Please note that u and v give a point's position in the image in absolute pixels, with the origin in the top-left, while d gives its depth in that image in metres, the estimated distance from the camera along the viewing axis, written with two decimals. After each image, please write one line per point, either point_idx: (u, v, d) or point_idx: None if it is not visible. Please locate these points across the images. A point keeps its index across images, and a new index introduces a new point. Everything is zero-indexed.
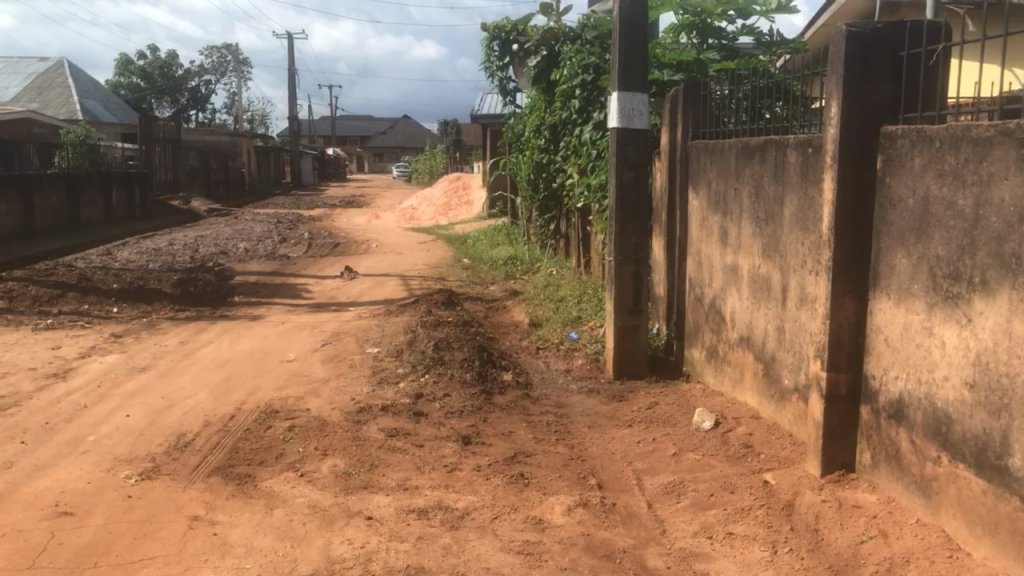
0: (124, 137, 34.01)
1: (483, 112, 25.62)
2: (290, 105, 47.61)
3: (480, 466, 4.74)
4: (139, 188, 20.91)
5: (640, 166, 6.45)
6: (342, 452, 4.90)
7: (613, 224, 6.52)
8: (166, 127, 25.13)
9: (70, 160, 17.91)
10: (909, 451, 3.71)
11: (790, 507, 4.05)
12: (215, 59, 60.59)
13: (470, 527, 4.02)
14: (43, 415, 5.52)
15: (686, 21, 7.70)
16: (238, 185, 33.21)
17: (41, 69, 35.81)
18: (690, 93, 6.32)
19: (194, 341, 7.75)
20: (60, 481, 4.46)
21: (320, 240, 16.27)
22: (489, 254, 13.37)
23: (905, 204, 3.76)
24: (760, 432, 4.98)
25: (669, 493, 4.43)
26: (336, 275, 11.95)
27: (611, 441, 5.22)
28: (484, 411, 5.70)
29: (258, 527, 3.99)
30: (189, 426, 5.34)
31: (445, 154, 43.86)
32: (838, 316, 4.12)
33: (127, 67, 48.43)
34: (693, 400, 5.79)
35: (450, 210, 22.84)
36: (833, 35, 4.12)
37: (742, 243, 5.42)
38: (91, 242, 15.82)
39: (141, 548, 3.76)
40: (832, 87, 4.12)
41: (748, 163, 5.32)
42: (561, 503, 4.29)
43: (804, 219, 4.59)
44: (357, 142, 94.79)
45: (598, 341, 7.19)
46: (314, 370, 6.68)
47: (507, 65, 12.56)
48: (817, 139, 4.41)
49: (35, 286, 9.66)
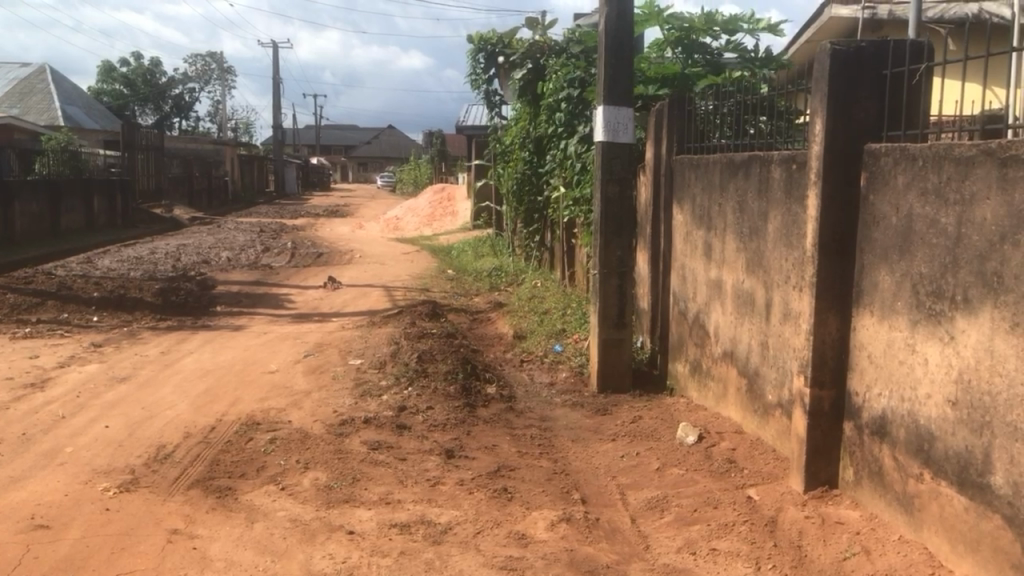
0: (106, 144, 33.73)
1: (469, 123, 25.57)
2: (275, 115, 47.51)
3: (463, 480, 4.71)
4: (120, 195, 20.79)
5: (625, 181, 6.48)
6: (324, 465, 4.86)
7: (598, 237, 6.51)
8: (149, 134, 25.01)
9: (53, 166, 17.73)
10: (892, 468, 3.73)
11: (773, 523, 4.05)
12: (199, 67, 60.37)
13: (452, 541, 3.99)
14: (20, 426, 5.45)
15: (672, 36, 7.75)
16: (221, 193, 33.04)
17: (23, 75, 35.52)
18: (675, 108, 6.35)
19: (176, 351, 7.69)
20: (37, 494, 4.39)
21: (304, 250, 16.23)
22: (473, 266, 13.34)
23: (888, 221, 3.78)
24: (743, 447, 4.99)
25: (653, 507, 4.42)
26: (319, 286, 11.90)
27: (594, 455, 5.21)
28: (468, 425, 5.67)
29: (238, 541, 3.95)
30: (169, 438, 5.28)
31: (430, 164, 43.78)
32: (822, 332, 4.13)
33: (110, 74, 48.07)
34: (677, 415, 5.78)
35: (435, 220, 22.81)
36: (817, 54, 4.15)
37: (727, 258, 5.44)
38: (72, 250, 15.67)
39: (117, 563, 3.70)
40: (816, 105, 4.15)
41: (733, 179, 5.34)
42: (545, 518, 4.27)
43: (788, 234, 4.61)
44: (341, 152, 94.65)
45: (582, 355, 7.18)
46: (296, 381, 6.63)
47: (493, 77, 12.61)
48: (801, 155, 4.44)
49: (15, 294, 9.56)
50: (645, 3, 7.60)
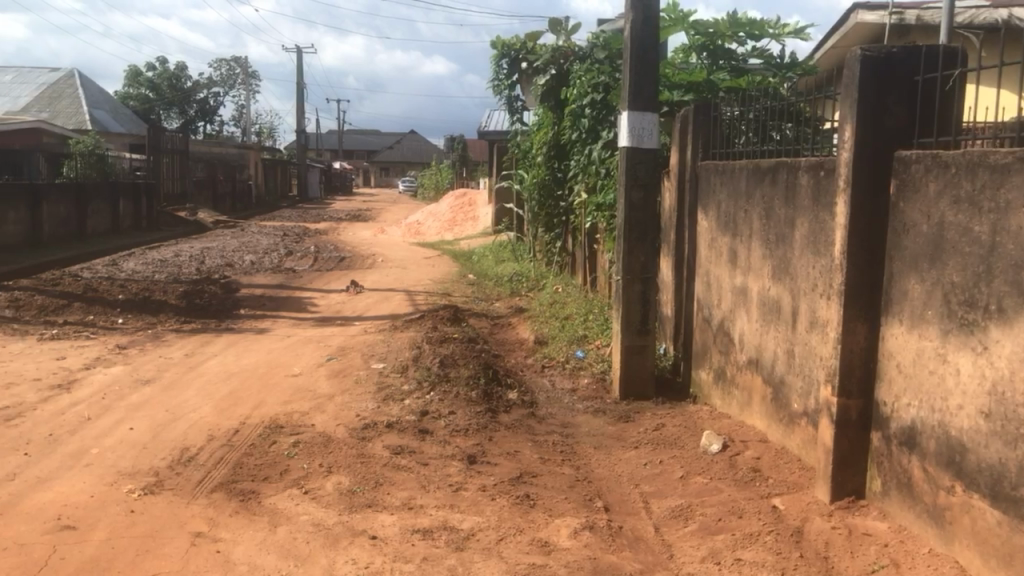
0: (132, 147, 34.07)
1: (491, 127, 25.61)
2: (298, 118, 47.77)
3: (486, 486, 4.69)
4: (146, 198, 20.99)
5: (649, 186, 6.43)
6: (346, 469, 4.87)
7: (622, 242, 6.47)
8: (174, 139, 25.26)
9: (79, 169, 18.09)
10: (921, 480, 3.67)
11: (799, 534, 4.01)
12: (224, 71, 60.88)
13: (475, 548, 3.97)
14: (48, 427, 5.50)
15: (697, 41, 7.72)
16: (244, 197, 33.35)
17: (51, 79, 35.93)
18: (700, 113, 6.30)
19: (200, 353, 7.74)
20: (63, 495, 4.42)
21: (327, 254, 16.30)
22: (494, 270, 13.39)
23: (919, 229, 3.73)
24: (768, 456, 4.94)
25: (678, 516, 4.38)
26: (342, 288, 12.01)
27: (617, 463, 5.18)
28: (490, 430, 5.65)
29: (262, 544, 3.96)
30: (193, 440, 5.31)
31: (451, 170, 44.07)
32: (850, 340, 4.08)
33: (136, 78, 48.61)
34: (700, 423, 5.74)
35: (456, 225, 22.89)
36: (847, 59, 4.09)
37: (753, 265, 5.39)
38: (97, 252, 15.83)
39: (143, 565, 3.72)
40: (846, 111, 4.10)
41: (759, 185, 5.30)
42: (568, 525, 4.24)
43: (816, 242, 4.56)
44: (363, 156, 95.25)
45: (605, 361, 7.14)
46: (319, 385, 6.64)
47: (516, 83, 12.64)
48: (829, 162, 4.39)
49: (42, 295, 9.68)
50: (671, 8, 7.57)
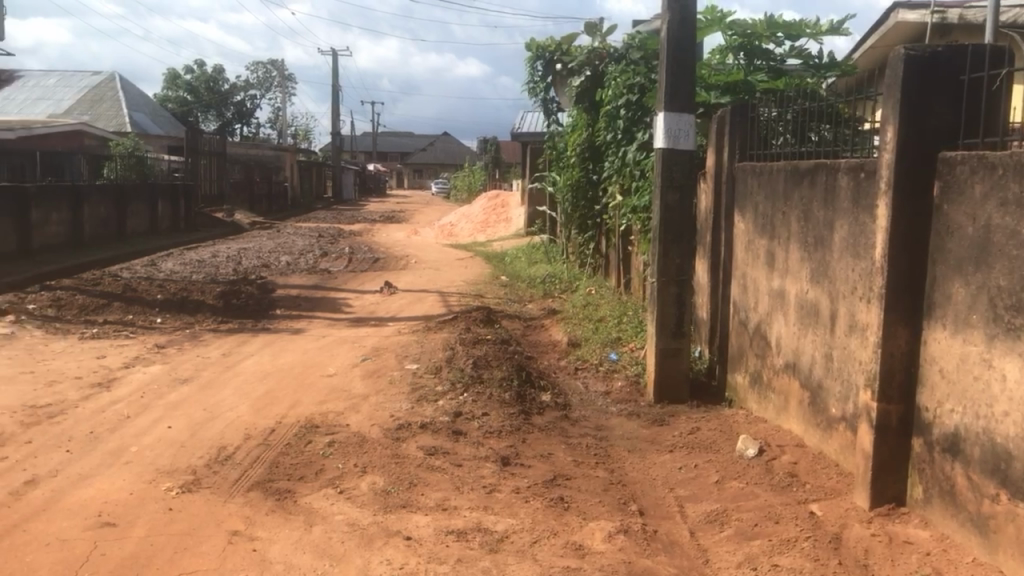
0: (171, 149, 34.56)
1: (524, 129, 25.61)
2: (332, 121, 48.16)
3: (519, 488, 4.69)
4: (184, 200, 21.29)
5: (685, 187, 6.38)
6: (381, 469, 4.89)
7: (657, 244, 6.43)
8: (212, 141, 25.59)
9: (119, 171, 18.42)
10: (964, 487, 3.59)
11: (838, 540, 3.94)
12: (260, 74, 61.60)
13: (509, 550, 3.97)
14: (89, 424, 5.59)
15: (734, 42, 7.64)
16: (280, 198, 33.68)
17: (93, 82, 36.59)
18: (737, 114, 6.25)
19: (237, 353, 7.82)
20: (104, 492, 4.49)
21: (361, 255, 16.41)
22: (527, 271, 13.38)
23: (964, 232, 3.66)
24: (805, 461, 4.87)
25: (713, 521, 4.34)
26: (376, 289, 12.07)
27: (652, 466, 5.14)
28: (523, 432, 5.64)
29: (298, 543, 3.98)
30: (231, 439, 5.37)
31: (484, 172, 44.16)
32: (891, 345, 4.02)
33: (175, 81, 49.37)
34: (736, 426, 5.68)
35: (489, 226, 22.91)
36: (891, 59, 4.03)
37: (790, 267, 5.32)
38: (137, 252, 16.07)
39: (181, 562, 3.76)
40: (888, 112, 4.04)
41: (797, 187, 5.24)
42: (602, 529, 4.22)
43: (855, 245, 4.49)
44: (397, 158, 95.79)
45: (639, 364, 7.10)
46: (353, 385, 6.68)
47: (550, 85, 12.65)
48: (870, 163, 4.33)
49: (83, 294, 9.85)
50: (707, 9, 7.51)
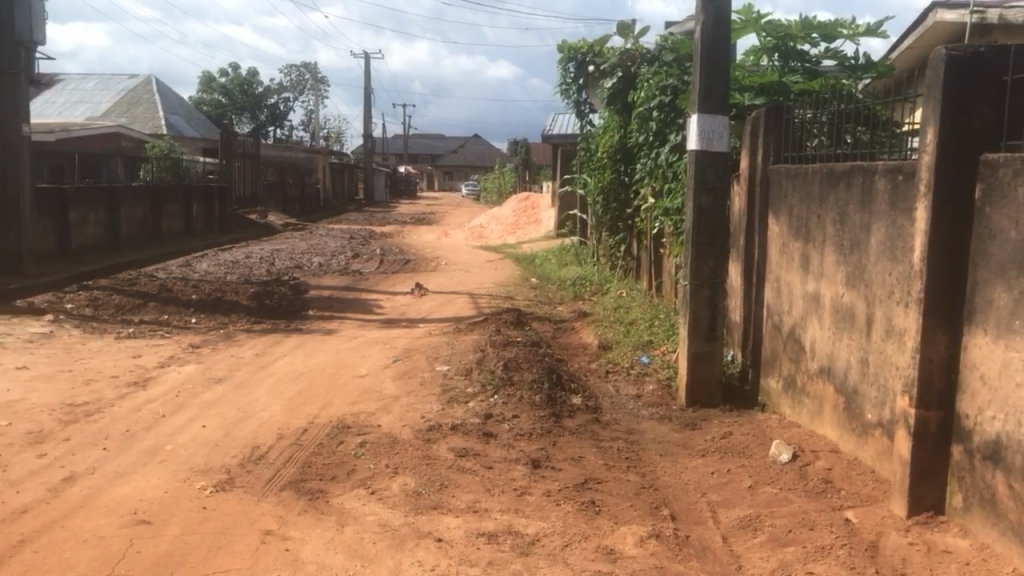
0: (205, 151, 34.99)
1: (556, 130, 25.59)
2: (364, 123, 48.46)
3: (550, 491, 4.67)
4: (218, 202, 21.53)
5: (718, 190, 6.33)
6: (412, 471, 4.89)
7: (690, 247, 6.38)
8: (246, 143, 25.87)
9: (155, 173, 18.38)
10: (1006, 496, 3.52)
11: (874, 548, 3.88)
12: (294, 77, 62.18)
13: (540, 554, 3.95)
14: (125, 423, 5.66)
15: (768, 43, 7.57)
16: (312, 200, 33.95)
17: (130, 85, 37.16)
18: (771, 116, 6.18)
19: (270, 353, 7.89)
20: (140, 490, 4.54)
21: (392, 257, 16.48)
22: (557, 273, 13.35)
23: (1006, 236, 3.59)
24: (840, 467, 4.80)
25: (746, 527, 4.29)
26: (407, 291, 12.11)
27: (684, 471, 5.10)
28: (554, 435, 5.63)
29: (330, 543, 4.00)
30: (264, 438, 5.41)
31: (515, 174, 44.16)
32: (930, 350, 3.95)
33: (210, 84, 50.02)
34: (769, 431, 5.62)
35: (519, 228, 22.91)
36: (931, 59, 3.96)
37: (825, 271, 5.25)
38: (172, 253, 16.28)
39: (215, 561, 3.79)
40: (928, 113, 3.97)
41: (833, 190, 5.17)
42: (634, 533, 4.19)
43: (893, 248, 4.42)
44: (428, 160, 96.20)
45: (670, 367, 7.05)
46: (385, 386, 6.70)
47: (582, 86, 12.65)
48: (909, 166, 4.26)
49: (119, 294, 9.99)
50: (741, 10, 7.45)
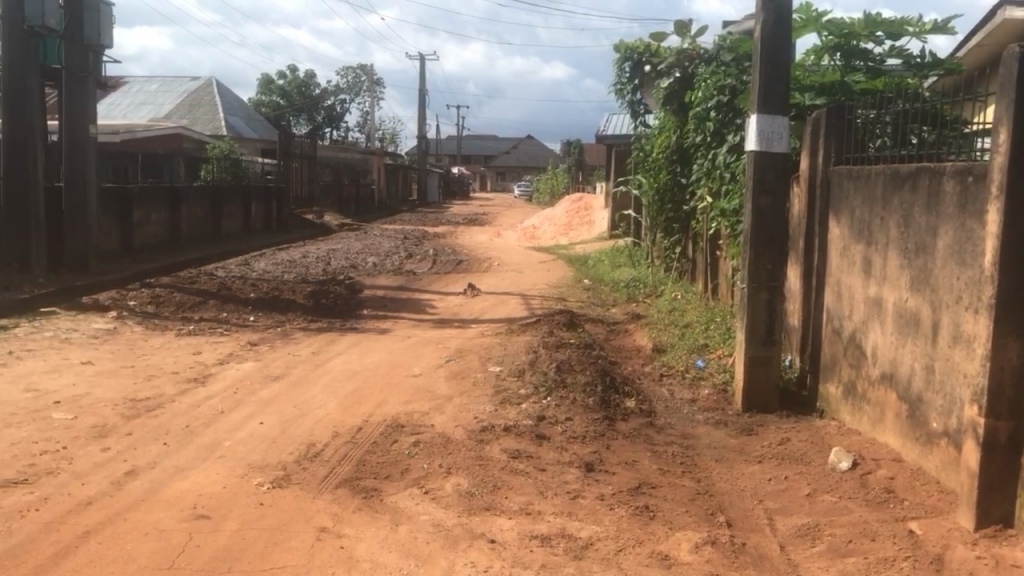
0: (263, 152, 35.60)
1: (610, 131, 25.44)
2: (419, 124, 48.80)
3: (604, 494, 4.63)
4: (276, 202, 21.89)
5: (778, 191, 6.21)
6: (465, 471, 4.90)
7: (747, 249, 6.28)
8: (303, 145, 26.25)
9: (215, 173, 18.69)
10: None
11: (939, 562, 3.76)
12: (350, 79, 62.93)
13: (593, 558, 3.91)
14: (185, 418, 5.77)
15: (830, 42, 7.41)
16: (367, 201, 34.31)
17: (192, 87, 38.01)
18: (833, 116, 6.05)
19: (325, 351, 7.97)
20: (199, 485, 4.62)
21: (445, 257, 16.53)
22: (611, 275, 13.26)
23: None
24: (903, 477, 4.67)
25: (804, 536, 4.20)
26: (459, 291, 12.15)
27: (740, 477, 5.01)
28: (607, 438, 5.58)
29: (383, 542, 4.01)
30: (319, 436, 5.46)
31: (567, 175, 44.01)
32: (1000, 358, 3.82)
33: (269, 86, 50.91)
34: (828, 438, 5.49)
35: (572, 229, 22.82)
36: (1004, 58, 3.82)
37: (889, 275, 5.12)
38: (230, 252, 16.58)
39: (271, 557, 3.83)
40: (1000, 113, 3.83)
41: (898, 192, 5.03)
42: (688, 539, 4.12)
43: (961, 253, 4.29)
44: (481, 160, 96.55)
45: (726, 371, 6.94)
46: (438, 386, 6.72)
47: (638, 86, 12.56)
48: (979, 167, 4.12)
49: (180, 292, 10.20)
50: (803, 8, 7.31)
